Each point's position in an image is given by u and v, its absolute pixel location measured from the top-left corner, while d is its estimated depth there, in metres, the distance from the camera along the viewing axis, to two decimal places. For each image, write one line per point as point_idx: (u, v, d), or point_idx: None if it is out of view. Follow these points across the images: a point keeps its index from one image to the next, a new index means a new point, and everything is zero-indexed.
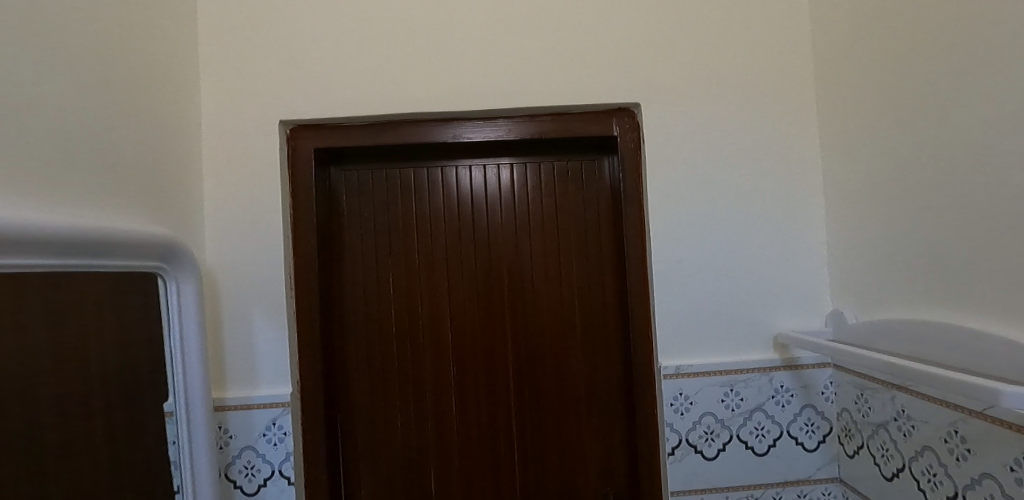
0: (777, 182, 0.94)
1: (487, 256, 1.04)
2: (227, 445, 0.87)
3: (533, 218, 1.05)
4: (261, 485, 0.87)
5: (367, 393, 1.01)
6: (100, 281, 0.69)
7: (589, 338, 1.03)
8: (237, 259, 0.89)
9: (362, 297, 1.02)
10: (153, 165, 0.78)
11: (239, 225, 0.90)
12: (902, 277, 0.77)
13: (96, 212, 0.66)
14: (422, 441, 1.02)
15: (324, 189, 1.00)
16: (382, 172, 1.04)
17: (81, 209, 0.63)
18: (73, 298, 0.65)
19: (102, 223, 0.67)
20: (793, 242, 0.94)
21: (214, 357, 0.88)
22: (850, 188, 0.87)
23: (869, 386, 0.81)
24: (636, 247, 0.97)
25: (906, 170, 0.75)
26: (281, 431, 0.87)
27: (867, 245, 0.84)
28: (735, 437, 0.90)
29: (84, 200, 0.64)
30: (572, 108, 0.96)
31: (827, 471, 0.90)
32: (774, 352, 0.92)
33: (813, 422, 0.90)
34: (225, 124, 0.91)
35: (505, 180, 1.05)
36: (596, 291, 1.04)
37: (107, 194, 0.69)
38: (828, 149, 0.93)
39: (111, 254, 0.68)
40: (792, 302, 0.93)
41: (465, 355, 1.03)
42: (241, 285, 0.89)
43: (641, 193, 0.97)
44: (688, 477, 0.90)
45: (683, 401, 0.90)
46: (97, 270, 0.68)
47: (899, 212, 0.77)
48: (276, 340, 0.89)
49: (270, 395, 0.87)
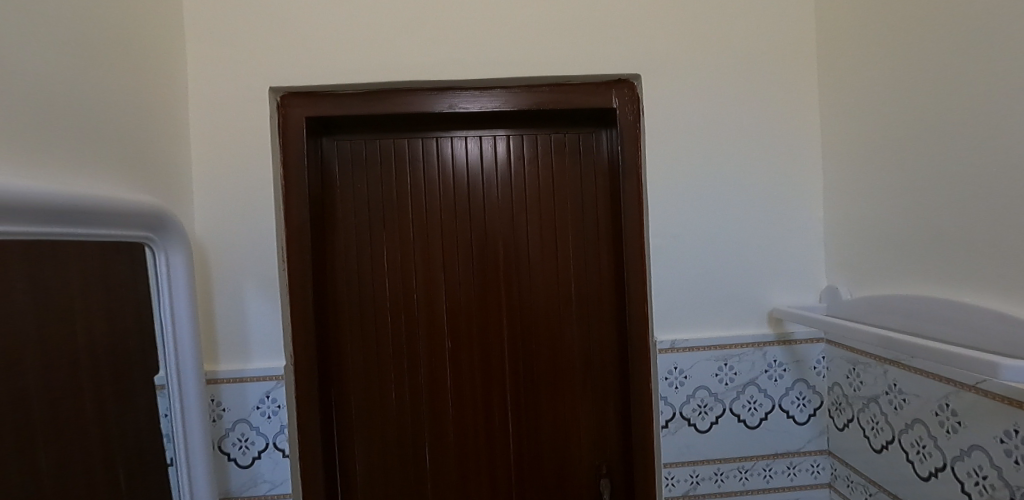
0: (775, 156, 0.93)
1: (483, 231, 1.02)
2: (220, 417, 0.86)
3: (530, 191, 1.03)
4: (255, 458, 0.86)
5: (362, 367, 1.01)
6: (83, 251, 0.66)
7: (585, 313, 1.03)
8: (227, 231, 0.87)
9: (356, 270, 1.01)
10: (138, 131, 0.75)
11: (228, 195, 0.87)
12: (898, 253, 0.77)
13: (78, 180, 0.64)
14: (416, 415, 1.02)
15: (316, 159, 0.97)
16: (376, 143, 1.02)
17: (62, 176, 0.61)
18: (58, 269, 0.63)
19: (86, 190, 0.64)
20: (790, 218, 0.93)
21: (206, 329, 0.86)
22: (849, 162, 0.87)
23: (861, 360, 0.82)
24: (634, 221, 0.95)
25: (905, 145, 0.75)
26: (275, 404, 0.86)
27: (864, 220, 0.84)
28: (727, 410, 0.91)
29: (66, 167, 0.62)
30: (571, 79, 0.93)
31: (816, 443, 0.92)
32: (768, 327, 0.92)
33: (805, 396, 0.92)
34: (212, 90, 0.88)
35: (501, 152, 1.03)
36: (592, 266, 1.03)
37: (92, 161, 0.66)
38: (828, 124, 0.92)
39: (97, 224, 0.66)
40: (787, 277, 0.93)
41: (460, 329, 1.02)
42: (232, 257, 0.87)
43: (639, 166, 0.95)
44: (681, 449, 0.91)
45: (677, 375, 0.91)
46: (81, 240, 0.66)
47: (895, 188, 0.77)
48: (269, 313, 0.87)
49: (263, 368, 0.86)
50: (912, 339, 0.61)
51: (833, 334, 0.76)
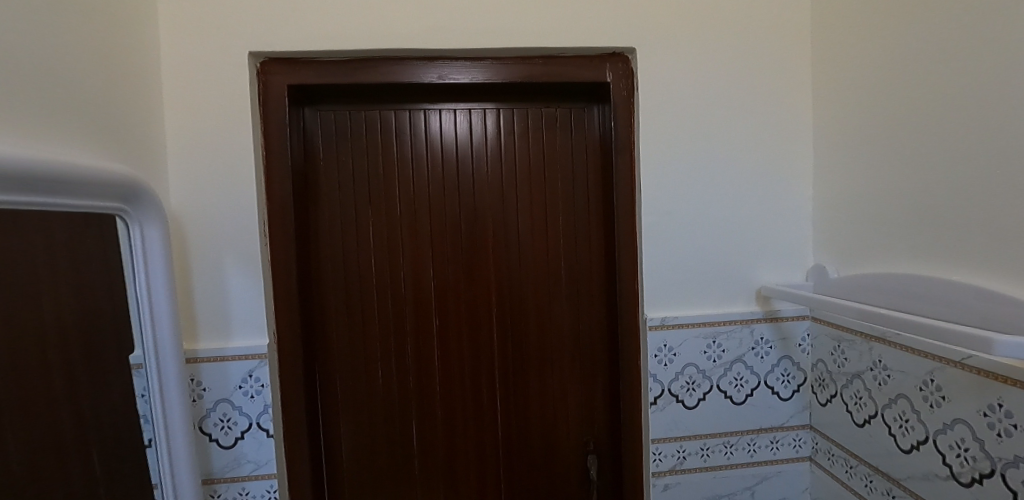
0: (768, 134, 0.93)
1: (472, 207, 1.00)
2: (200, 397, 0.83)
3: (520, 168, 1.01)
4: (238, 438, 0.84)
5: (347, 345, 0.98)
6: (48, 222, 0.62)
7: (574, 291, 1.03)
8: (205, 203, 0.83)
9: (341, 247, 0.98)
10: (107, 93, 0.70)
11: (205, 166, 0.83)
12: (885, 231, 0.78)
13: (44, 146, 0.59)
14: (403, 393, 1.00)
15: (298, 129, 0.93)
16: (362, 114, 0.98)
17: (26, 141, 0.57)
18: (20, 240, 0.59)
19: (52, 157, 0.60)
20: (779, 197, 0.94)
21: (184, 307, 0.83)
22: (840, 141, 0.87)
23: (846, 337, 0.83)
24: (626, 198, 0.94)
25: (894, 125, 0.75)
26: (259, 383, 0.84)
27: (852, 199, 0.85)
28: (715, 387, 0.92)
29: (30, 132, 0.57)
30: (565, 51, 0.91)
31: (798, 418, 0.94)
32: (756, 305, 0.93)
33: (789, 372, 0.93)
34: (186, 53, 0.82)
35: (491, 127, 1.01)
36: (582, 244, 1.03)
37: (58, 127, 0.62)
38: (819, 103, 0.91)
39: (64, 193, 0.62)
40: (776, 255, 0.94)
41: (448, 307, 1.01)
42: (211, 231, 0.83)
43: (632, 142, 0.93)
44: (668, 425, 0.92)
45: (667, 353, 0.91)
46: (47, 211, 0.62)
47: (884, 167, 0.77)
48: (250, 289, 0.84)
49: (246, 347, 0.83)
50: (900, 315, 0.62)
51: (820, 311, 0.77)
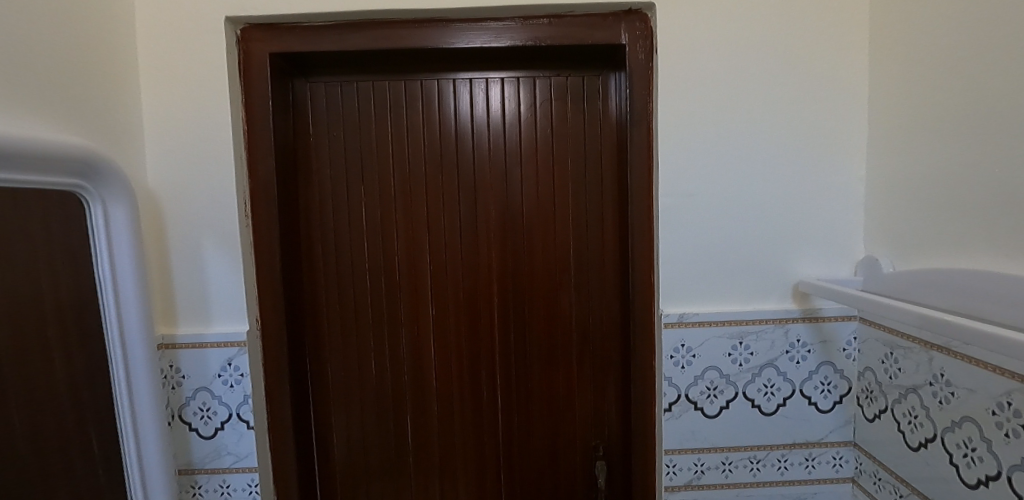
0: (812, 103, 0.79)
1: (472, 187, 0.92)
2: (179, 385, 0.79)
3: (526, 144, 0.91)
4: (218, 428, 0.80)
5: (339, 333, 0.93)
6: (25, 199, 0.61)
7: (584, 281, 0.93)
8: (183, 181, 0.78)
9: (332, 229, 0.92)
10: (72, 59, 0.65)
11: (183, 141, 0.78)
12: (956, 218, 0.64)
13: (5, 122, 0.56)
14: (398, 387, 0.94)
15: (285, 102, 0.87)
16: (354, 86, 0.90)
17: None
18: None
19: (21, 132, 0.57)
20: (824, 178, 0.80)
21: (161, 290, 0.79)
22: (904, 109, 0.72)
23: (902, 345, 0.70)
24: (642, 177, 0.82)
25: (976, 88, 0.60)
26: (238, 373, 0.79)
27: (916, 178, 0.70)
28: (740, 394, 0.81)
29: None
30: (574, 9, 0.79)
31: (840, 434, 0.81)
32: (792, 302, 0.80)
33: (830, 381, 0.80)
34: (162, 19, 0.77)
35: (494, 99, 0.91)
36: (594, 230, 0.92)
37: (17, 99, 0.57)
38: (879, 65, 0.77)
39: (32, 169, 0.59)
40: (820, 245, 0.81)
41: (446, 296, 0.93)
42: (190, 210, 0.79)
43: (650, 113, 0.81)
44: (684, 435, 0.82)
45: (684, 354, 0.80)
46: (22, 188, 0.60)
47: (960, 140, 0.63)
48: (230, 272, 0.79)
49: (225, 333, 0.79)
50: (971, 323, 0.49)
51: (867, 312, 0.65)
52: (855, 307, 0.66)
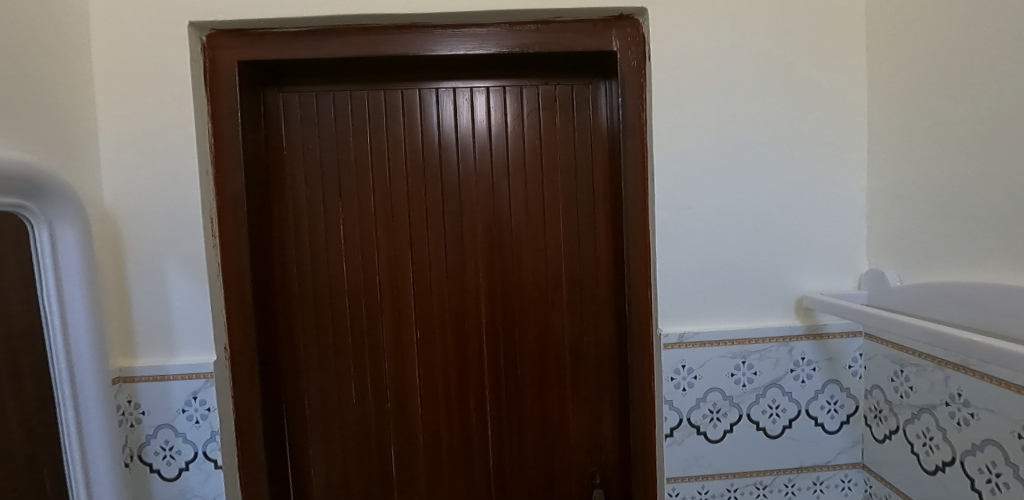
0: (810, 109, 0.77)
1: (457, 202, 0.87)
2: (138, 422, 0.72)
3: (514, 157, 0.87)
4: (183, 469, 0.73)
5: (316, 359, 0.87)
6: None
7: (577, 298, 0.88)
8: (144, 199, 0.72)
9: (309, 248, 0.86)
10: (17, 67, 0.59)
11: (143, 156, 0.72)
12: (966, 229, 0.61)
13: None
14: (381, 416, 0.88)
15: (256, 114, 0.81)
16: (330, 96, 0.85)
17: None
18: None
19: None
20: (824, 189, 0.77)
21: (118, 318, 0.72)
22: (905, 116, 0.70)
23: (913, 362, 0.66)
24: (637, 190, 0.79)
25: (981, 94, 0.58)
26: (204, 407, 0.72)
27: (921, 187, 0.68)
28: (744, 417, 0.77)
29: None
30: (562, 14, 0.76)
31: (849, 455, 0.78)
32: (796, 318, 0.77)
33: (836, 400, 0.77)
34: (120, 24, 0.71)
35: (480, 109, 0.87)
36: (586, 245, 0.88)
37: None
38: (878, 71, 0.74)
39: None
40: (822, 258, 0.78)
41: (431, 317, 0.88)
42: (151, 230, 0.72)
43: (644, 122, 0.78)
44: (687, 462, 0.77)
45: (685, 375, 0.76)
46: None
47: (967, 149, 0.60)
48: (195, 297, 0.73)
49: (189, 364, 0.72)
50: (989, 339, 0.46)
51: (873, 328, 0.62)
52: (861, 323, 0.64)
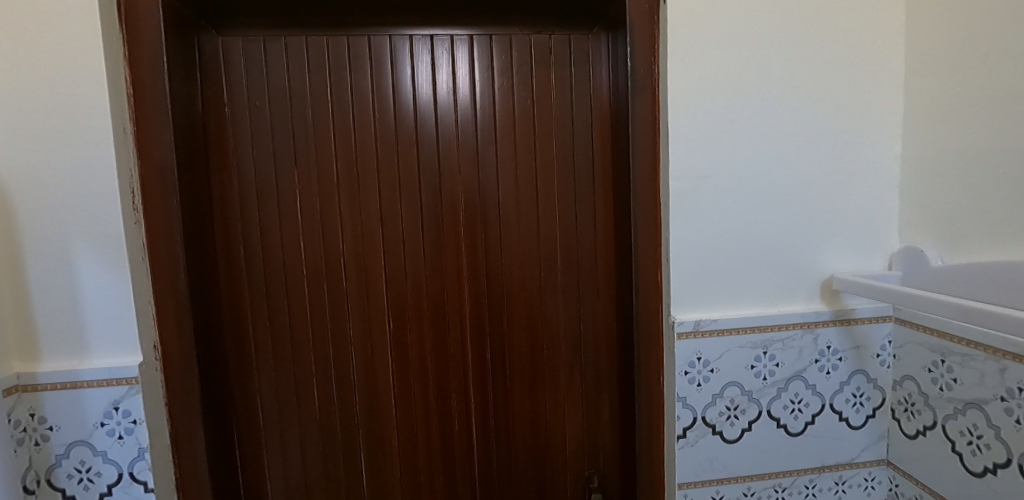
0: (845, 64, 0.67)
1: (436, 172, 0.75)
2: (44, 441, 0.59)
3: (500, 119, 0.75)
4: (105, 494, 0.61)
5: (271, 356, 0.74)
6: None
7: (573, 282, 0.78)
8: (40, 164, 0.57)
9: (259, 225, 0.72)
10: None
11: (36, 107, 0.56)
12: (1010, 199, 0.53)
13: None
14: (348, 420, 0.76)
15: (189, 63, 0.67)
16: (281, 42, 0.71)
17: None
18: None
19: None
20: (855, 157, 0.68)
21: (13, 313, 0.58)
22: (949, 74, 0.61)
23: (957, 351, 0.59)
24: (646, 158, 0.68)
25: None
26: (128, 420, 0.59)
27: (962, 154, 0.59)
28: (764, 413, 0.68)
29: None
30: None
31: (872, 452, 0.71)
32: (821, 302, 0.69)
33: (862, 393, 0.69)
34: None
35: (461, 63, 0.74)
36: (584, 221, 0.78)
37: None
38: (917, 22, 0.65)
39: None
40: (849, 235, 0.69)
41: (405, 305, 0.76)
42: (51, 203, 0.57)
43: (654, 78, 0.67)
44: (701, 465, 0.69)
45: (701, 369, 0.67)
46: None
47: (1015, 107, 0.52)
48: (112, 286, 0.59)
49: (106, 368, 0.59)
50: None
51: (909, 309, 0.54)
52: (894, 305, 0.56)
